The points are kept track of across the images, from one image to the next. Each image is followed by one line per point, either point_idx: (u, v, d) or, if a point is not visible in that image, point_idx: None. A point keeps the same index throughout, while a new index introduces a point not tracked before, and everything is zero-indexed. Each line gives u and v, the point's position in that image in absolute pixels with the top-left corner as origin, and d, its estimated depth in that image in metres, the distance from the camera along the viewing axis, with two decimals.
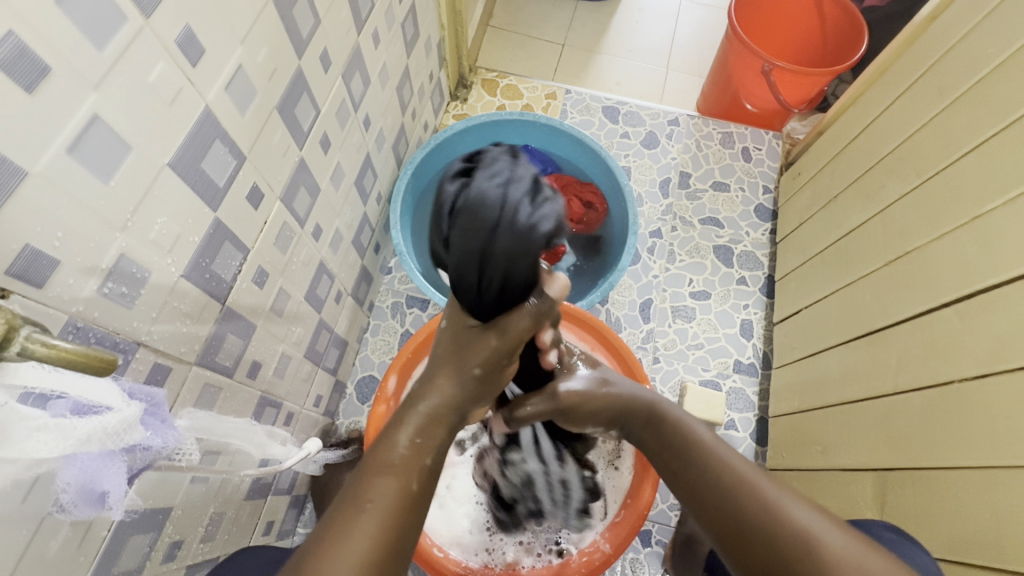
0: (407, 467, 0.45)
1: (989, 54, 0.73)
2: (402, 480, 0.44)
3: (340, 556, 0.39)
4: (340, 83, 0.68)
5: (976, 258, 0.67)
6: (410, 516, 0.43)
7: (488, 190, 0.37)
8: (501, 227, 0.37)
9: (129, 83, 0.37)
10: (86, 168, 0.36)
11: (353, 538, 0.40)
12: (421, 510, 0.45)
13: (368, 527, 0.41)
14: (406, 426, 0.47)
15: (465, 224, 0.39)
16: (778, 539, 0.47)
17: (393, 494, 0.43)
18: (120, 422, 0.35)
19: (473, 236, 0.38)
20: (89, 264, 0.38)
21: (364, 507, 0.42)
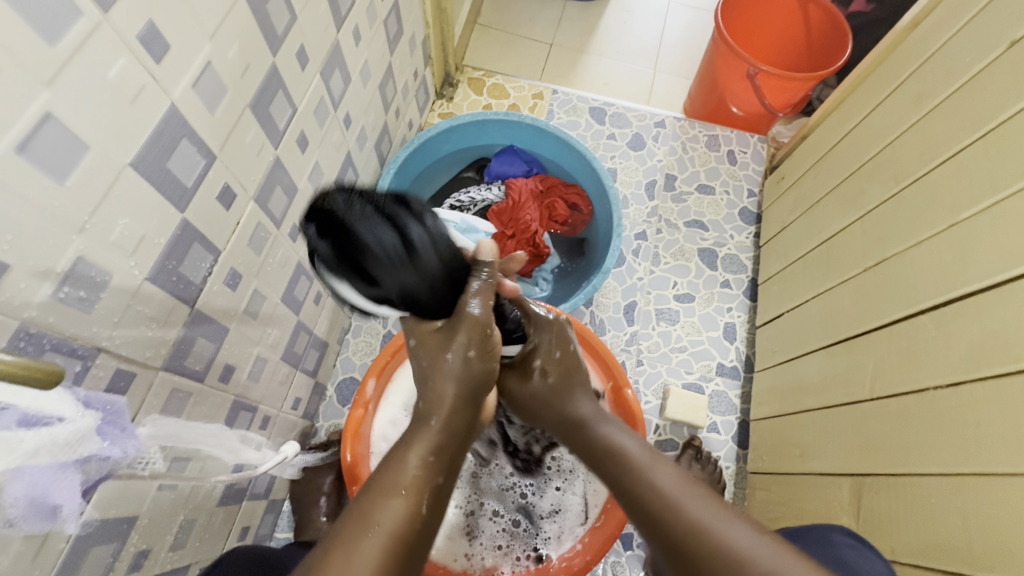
0: (418, 488, 0.45)
1: (967, 63, 0.73)
2: (412, 501, 0.44)
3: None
4: (319, 80, 0.67)
5: (951, 266, 0.68)
6: (418, 537, 0.43)
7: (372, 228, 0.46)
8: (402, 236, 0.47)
9: (85, 80, 0.36)
10: (38, 168, 0.34)
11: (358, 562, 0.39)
12: (429, 531, 0.44)
13: (375, 550, 0.40)
14: (416, 447, 0.47)
15: (394, 259, 0.47)
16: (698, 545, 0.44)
17: (403, 515, 0.43)
18: (73, 433, 0.35)
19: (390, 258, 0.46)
20: (43, 268, 0.36)
21: (371, 529, 0.41)
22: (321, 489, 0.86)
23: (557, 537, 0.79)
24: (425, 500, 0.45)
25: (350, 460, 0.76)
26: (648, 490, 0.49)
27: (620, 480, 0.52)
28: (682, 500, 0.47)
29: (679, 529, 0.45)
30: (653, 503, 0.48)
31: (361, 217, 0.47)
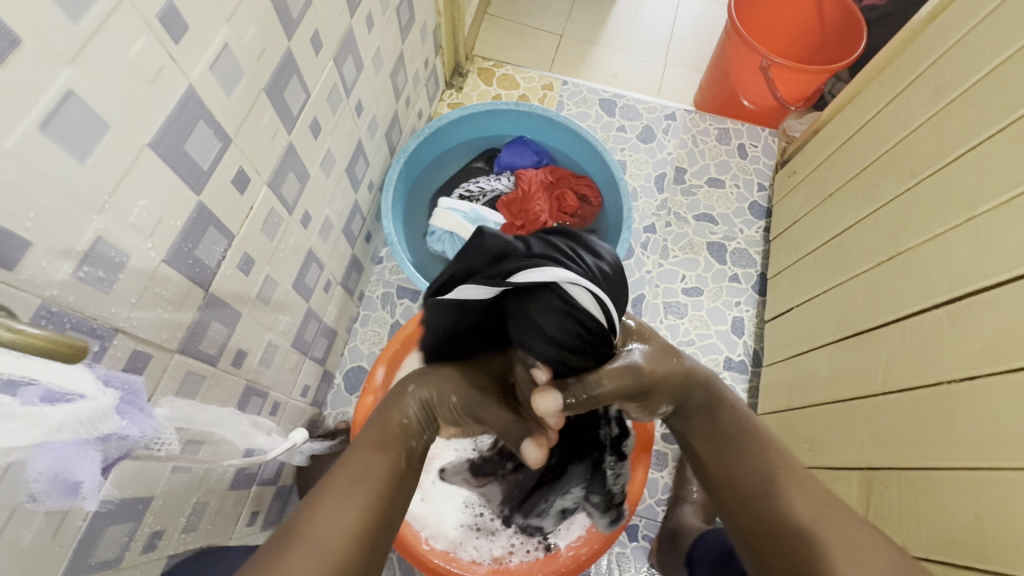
0: (397, 449, 0.51)
1: (986, 55, 0.72)
2: (393, 461, 0.50)
3: (331, 525, 0.42)
4: (332, 67, 0.66)
5: (968, 260, 0.67)
6: (396, 494, 0.48)
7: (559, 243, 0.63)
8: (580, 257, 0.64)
9: (106, 59, 0.35)
10: (59, 145, 0.34)
11: (343, 511, 0.43)
12: (405, 492, 0.49)
13: (357, 502, 0.44)
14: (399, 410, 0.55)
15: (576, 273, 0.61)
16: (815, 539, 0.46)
17: (383, 474, 0.48)
18: (95, 410, 0.34)
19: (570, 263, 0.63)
20: (63, 246, 0.37)
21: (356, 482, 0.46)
22: None
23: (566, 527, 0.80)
24: (403, 456, 0.51)
25: None
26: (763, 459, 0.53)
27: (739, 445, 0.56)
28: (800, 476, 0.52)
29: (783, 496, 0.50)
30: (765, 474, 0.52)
31: (609, 309, 0.59)
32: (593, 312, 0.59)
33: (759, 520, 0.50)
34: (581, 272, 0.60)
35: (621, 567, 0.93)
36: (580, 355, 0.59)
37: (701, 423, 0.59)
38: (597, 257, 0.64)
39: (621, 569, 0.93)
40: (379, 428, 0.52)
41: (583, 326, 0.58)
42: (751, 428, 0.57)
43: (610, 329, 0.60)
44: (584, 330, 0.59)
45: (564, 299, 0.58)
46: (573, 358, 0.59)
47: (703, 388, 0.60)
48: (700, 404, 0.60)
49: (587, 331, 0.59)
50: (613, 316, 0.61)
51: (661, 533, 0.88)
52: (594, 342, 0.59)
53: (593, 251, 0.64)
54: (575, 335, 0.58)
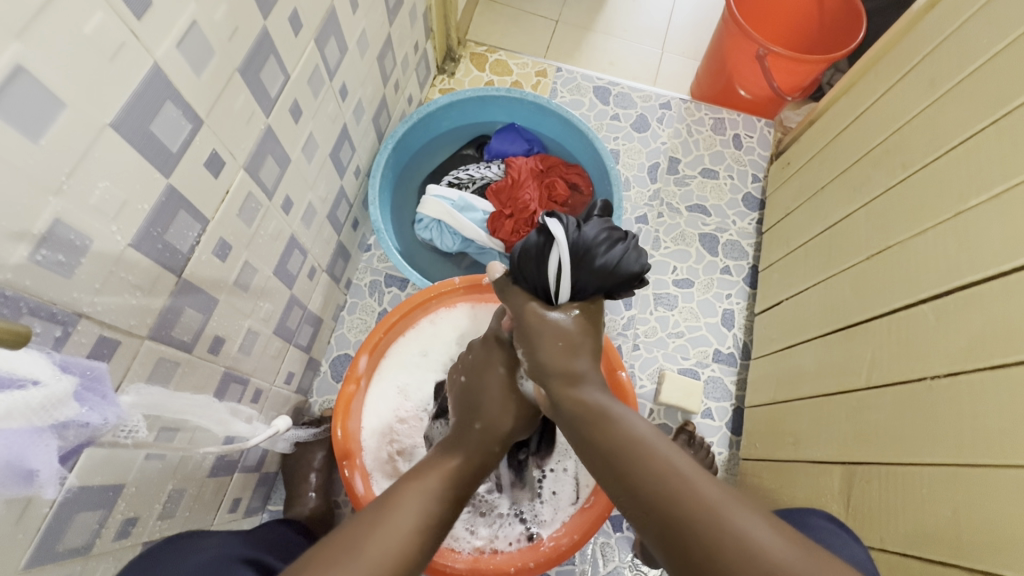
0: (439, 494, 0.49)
1: (982, 46, 0.71)
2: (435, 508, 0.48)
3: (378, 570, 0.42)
4: (313, 48, 0.65)
5: (957, 255, 0.67)
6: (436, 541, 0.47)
7: (621, 259, 0.57)
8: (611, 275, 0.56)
9: (60, 33, 0.34)
10: (11, 124, 0.33)
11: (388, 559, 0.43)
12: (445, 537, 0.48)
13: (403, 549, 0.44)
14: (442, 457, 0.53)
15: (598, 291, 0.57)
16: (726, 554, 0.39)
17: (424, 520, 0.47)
18: (48, 397, 0.34)
19: (602, 277, 0.56)
20: (17, 229, 0.35)
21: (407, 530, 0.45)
22: (311, 464, 0.87)
23: (549, 518, 0.79)
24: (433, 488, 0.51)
25: (341, 435, 0.75)
26: (648, 469, 0.44)
27: (622, 462, 0.45)
28: (693, 483, 0.42)
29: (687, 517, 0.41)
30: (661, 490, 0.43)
31: (563, 278, 0.55)
32: (550, 265, 0.56)
33: (677, 555, 0.41)
34: (573, 240, 0.56)
35: (605, 558, 0.93)
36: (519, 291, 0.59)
37: (583, 440, 0.49)
38: (617, 258, 0.56)
39: (605, 559, 0.93)
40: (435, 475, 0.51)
41: (541, 276, 0.57)
42: (630, 431, 0.47)
43: (555, 296, 0.57)
44: (539, 279, 0.57)
45: (544, 246, 0.57)
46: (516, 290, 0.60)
47: (555, 386, 0.52)
48: (572, 420, 0.50)
49: (540, 281, 0.57)
50: (564, 291, 0.56)
51: None
52: (536, 289, 0.58)
53: (617, 250, 0.57)
54: (529, 276, 0.58)
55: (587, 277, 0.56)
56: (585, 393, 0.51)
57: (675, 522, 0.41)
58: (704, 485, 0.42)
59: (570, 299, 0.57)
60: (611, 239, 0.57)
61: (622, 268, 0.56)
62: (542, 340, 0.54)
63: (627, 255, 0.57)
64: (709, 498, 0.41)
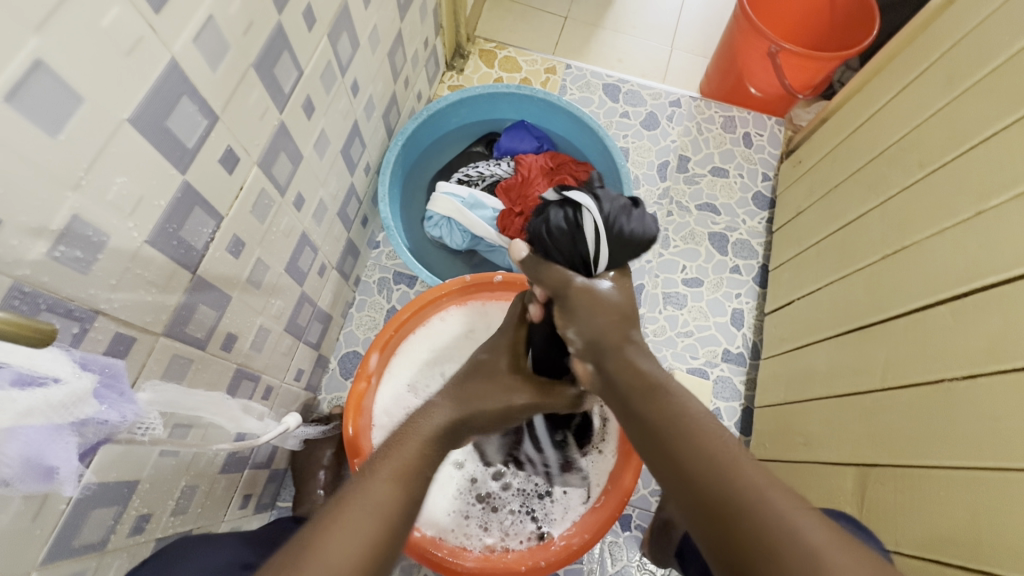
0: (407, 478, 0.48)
1: (1003, 42, 0.70)
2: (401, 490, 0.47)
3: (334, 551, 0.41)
4: (326, 43, 0.64)
5: (976, 256, 0.66)
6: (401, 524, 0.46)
7: (643, 224, 0.59)
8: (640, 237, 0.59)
9: (79, 27, 0.34)
10: (29, 119, 0.33)
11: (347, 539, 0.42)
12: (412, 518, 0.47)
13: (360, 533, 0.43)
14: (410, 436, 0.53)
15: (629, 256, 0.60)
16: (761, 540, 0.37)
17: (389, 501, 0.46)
18: (68, 395, 0.34)
19: (632, 241, 0.59)
20: (35, 225, 0.35)
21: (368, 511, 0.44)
22: (320, 462, 0.87)
23: (560, 516, 0.79)
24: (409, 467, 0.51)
25: (352, 433, 0.75)
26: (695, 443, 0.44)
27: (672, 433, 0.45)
28: (741, 463, 0.42)
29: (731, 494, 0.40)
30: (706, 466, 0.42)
31: (602, 245, 0.58)
32: (587, 236, 0.58)
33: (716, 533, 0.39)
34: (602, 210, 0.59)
35: (613, 557, 0.93)
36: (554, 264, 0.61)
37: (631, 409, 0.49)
38: (641, 224, 0.59)
39: (613, 558, 0.93)
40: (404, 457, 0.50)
41: (576, 248, 0.59)
42: (683, 407, 0.47)
43: (594, 264, 0.59)
44: (573, 251, 0.59)
45: (576, 220, 0.59)
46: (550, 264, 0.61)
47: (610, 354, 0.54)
48: (623, 389, 0.51)
49: (575, 253, 0.59)
50: (603, 259, 0.59)
51: (652, 523, 0.88)
52: (572, 261, 0.60)
53: (642, 217, 0.60)
54: (563, 249, 0.60)
55: (619, 245, 0.59)
56: (643, 363, 0.52)
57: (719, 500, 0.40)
58: (750, 468, 0.41)
59: (607, 267, 0.59)
60: (631, 207, 0.60)
61: (648, 233, 0.60)
62: (590, 316, 0.56)
63: (649, 219, 0.60)
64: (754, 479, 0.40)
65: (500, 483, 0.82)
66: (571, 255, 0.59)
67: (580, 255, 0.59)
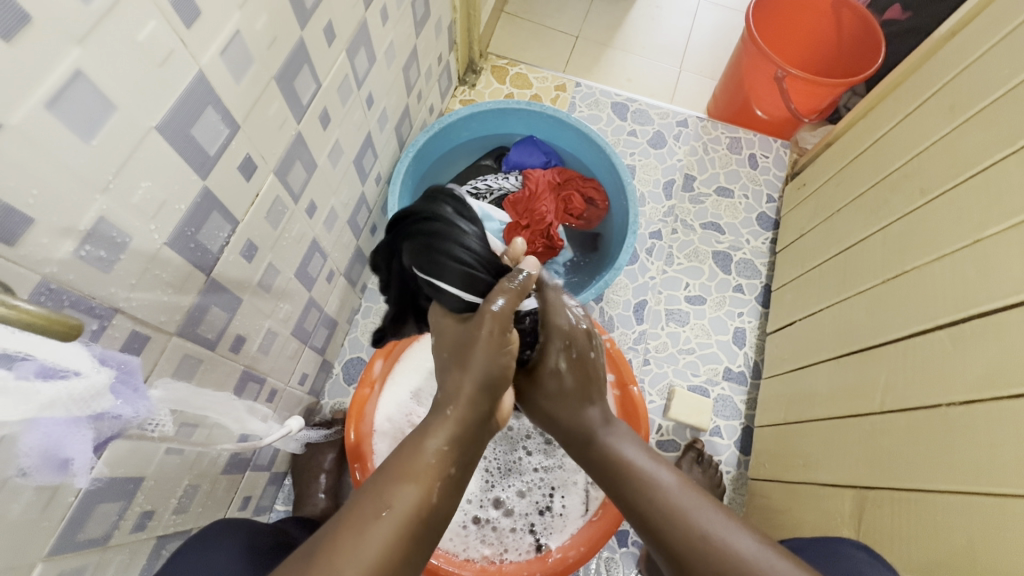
0: (430, 478, 0.48)
1: (1003, 76, 0.71)
2: (424, 490, 0.47)
3: (348, 555, 0.42)
4: (344, 58, 0.66)
5: (974, 282, 0.67)
6: (421, 527, 0.46)
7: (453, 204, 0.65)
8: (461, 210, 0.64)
9: (115, 40, 0.35)
10: (64, 124, 0.34)
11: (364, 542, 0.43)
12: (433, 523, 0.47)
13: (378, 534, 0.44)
14: None
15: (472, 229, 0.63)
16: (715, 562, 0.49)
17: (411, 502, 0.46)
18: (88, 388, 0.35)
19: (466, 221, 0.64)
20: (65, 225, 0.37)
21: (383, 513, 0.45)
22: (321, 466, 0.87)
23: (560, 529, 0.79)
24: (436, 490, 0.48)
25: (354, 439, 0.76)
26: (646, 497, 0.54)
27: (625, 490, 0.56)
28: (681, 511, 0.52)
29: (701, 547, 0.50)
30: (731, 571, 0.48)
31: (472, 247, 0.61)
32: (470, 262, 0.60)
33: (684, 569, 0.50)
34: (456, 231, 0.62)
35: (609, 573, 0.92)
36: (470, 263, 0.60)
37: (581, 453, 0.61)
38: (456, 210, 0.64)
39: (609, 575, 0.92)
40: (422, 479, 0.47)
41: (440, 254, 0.60)
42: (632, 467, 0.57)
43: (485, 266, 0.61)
44: (447, 252, 0.60)
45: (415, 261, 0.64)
46: (469, 270, 0.59)
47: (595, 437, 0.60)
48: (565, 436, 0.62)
49: (443, 250, 0.60)
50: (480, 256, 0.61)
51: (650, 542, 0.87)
52: (459, 247, 0.60)
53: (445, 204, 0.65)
54: (445, 265, 0.60)
55: (436, 208, 0.63)
56: (642, 468, 0.57)
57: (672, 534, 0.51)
58: (713, 520, 0.51)
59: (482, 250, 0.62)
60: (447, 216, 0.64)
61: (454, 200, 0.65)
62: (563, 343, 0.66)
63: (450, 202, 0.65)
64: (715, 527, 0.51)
65: (517, 490, 0.83)
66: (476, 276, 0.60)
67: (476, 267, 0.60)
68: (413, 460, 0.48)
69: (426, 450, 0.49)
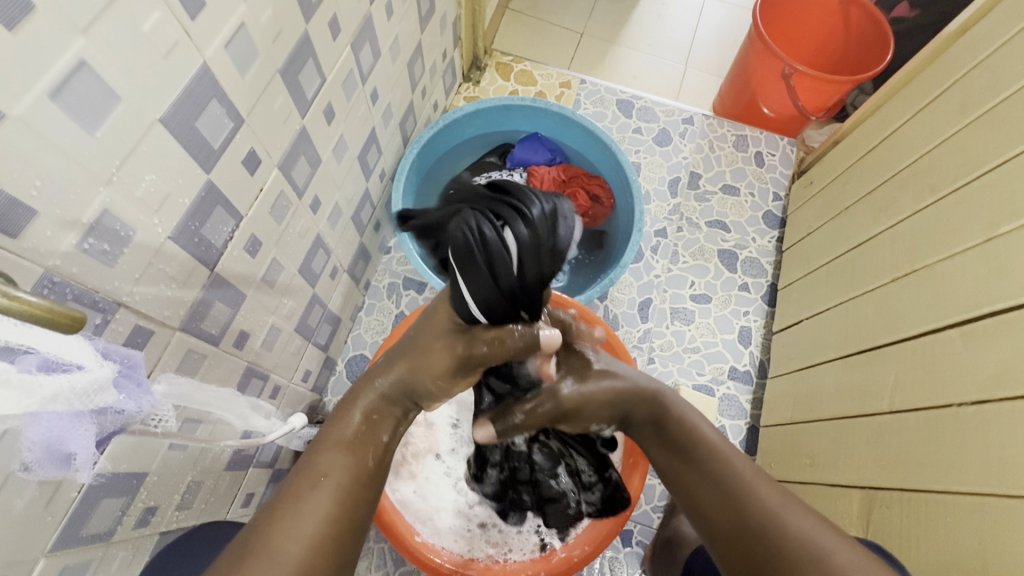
0: (361, 444, 0.49)
1: (1014, 73, 0.70)
2: (357, 456, 0.48)
3: (290, 528, 0.42)
4: (349, 52, 0.66)
5: (986, 282, 0.66)
6: (363, 489, 0.47)
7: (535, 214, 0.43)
8: (537, 229, 0.42)
9: (119, 30, 0.35)
10: (69, 116, 0.34)
11: (304, 513, 0.43)
12: (374, 486, 0.49)
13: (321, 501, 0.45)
14: None
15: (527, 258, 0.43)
16: (784, 542, 0.49)
17: (346, 469, 0.47)
18: (91, 382, 0.34)
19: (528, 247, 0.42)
20: (70, 217, 0.37)
21: (319, 481, 0.45)
22: None
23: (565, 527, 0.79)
24: (372, 454, 0.49)
25: None
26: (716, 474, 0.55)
27: (694, 463, 0.56)
28: (754, 488, 0.53)
29: (755, 528, 0.50)
30: (795, 550, 0.48)
31: (504, 272, 0.43)
32: (492, 280, 0.43)
33: (740, 543, 0.51)
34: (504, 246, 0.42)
35: (613, 573, 0.92)
36: (498, 283, 0.43)
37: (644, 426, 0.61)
38: (534, 229, 0.42)
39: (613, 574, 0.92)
40: (353, 448, 0.48)
41: (457, 248, 0.43)
42: (702, 441, 0.57)
43: (512, 299, 0.45)
44: (468, 255, 0.42)
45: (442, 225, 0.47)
46: (490, 288, 0.44)
47: (667, 416, 0.60)
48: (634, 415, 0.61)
49: (478, 248, 0.42)
50: (508, 283, 0.43)
51: (654, 541, 0.87)
52: (499, 260, 0.42)
53: (529, 206, 0.43)
54: (469, 266, 0.43)
55: (524, 198, 0.43)
56: (711, 441, 0.57)
57: (742, 510, 0.52)
58: (771, 495, 0.52)
59: (521, 282, 0.44)
60: (521, 215, 0.43)
61: (546, 217, 0.43)
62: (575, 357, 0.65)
63: (544, 215, 0.43)
64: (774, 507, 0.51)
65: None
66: (488, 302, 0.45)
67: (495, 296, 0.45)
68: (344, 428, 0.49)
69: (352, 419, 0.50)
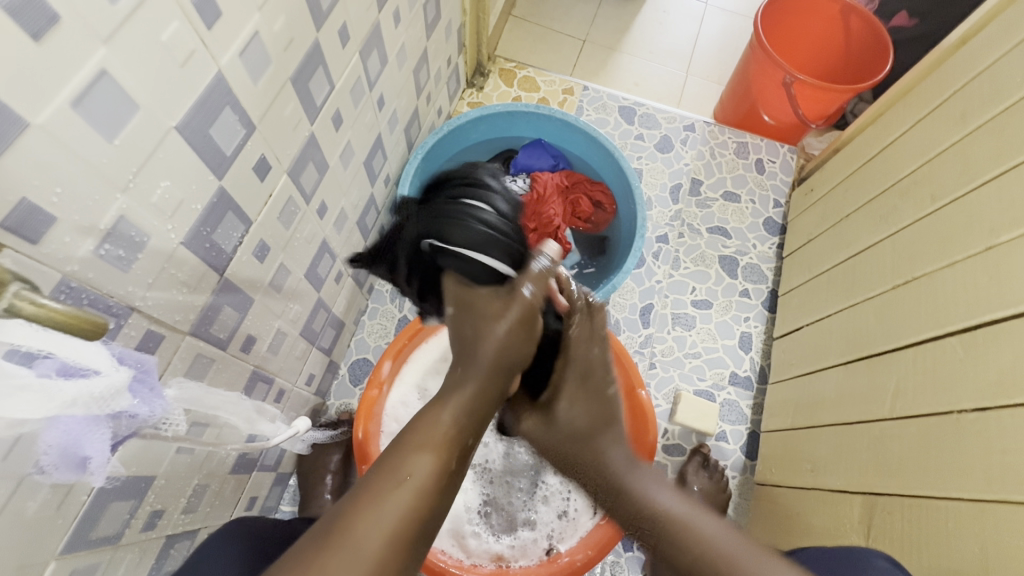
0: (441, 446, 0.47)
1: (1014, 85, 0.72)
2: (437, 457, 0.46)
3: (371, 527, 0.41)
4: (357, 59, 0.67)
5: (985, 291, 0.67)
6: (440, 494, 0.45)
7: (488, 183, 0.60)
8: (496, 190, 0.60)
9: (139, 40, 0.36)
10: (90, 124, 0.35)
11: (384, 510, 0.42)
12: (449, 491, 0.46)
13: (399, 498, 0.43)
14: None
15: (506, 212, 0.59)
16: None
17: (427, 470, 0.45)
18: (108, 387, 0.35)
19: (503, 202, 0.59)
20: (87, 223, 0.37)
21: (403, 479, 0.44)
22: (328, 466, 0.87)
23: (572, 534, 0.79)
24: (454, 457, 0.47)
25: (361, 438, 0.76)
26: None
27: None
28: None
29: None
30: None
31: (506, 224, 0.58)
32: (503, 234, 0.57)
33: None
34: (492, 206, 0.58)
35: None
36: (507, 234, 0.58)
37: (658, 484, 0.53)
38: (495, 188, 0.60)
39: None
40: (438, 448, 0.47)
41: (470, 226, 0.56)
42: None
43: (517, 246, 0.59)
44: (478, 225, 0.56)
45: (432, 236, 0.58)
46: (507, 242, 0.57)
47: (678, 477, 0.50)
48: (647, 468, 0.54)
49: (476, 218, 0.57)
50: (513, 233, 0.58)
51: None
52: (499, 216, 0.58)
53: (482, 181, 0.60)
54: (479, 233, 0.56)
55: (480, 178, 0.60)
56: None
57: None
58: None
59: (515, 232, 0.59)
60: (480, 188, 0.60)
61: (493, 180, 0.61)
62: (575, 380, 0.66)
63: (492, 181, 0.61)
64: None
65: (524, 497, 0.83)
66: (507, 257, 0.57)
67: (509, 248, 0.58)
68: (433, 430, 0.48)
69: (442, 422, 0.49)
